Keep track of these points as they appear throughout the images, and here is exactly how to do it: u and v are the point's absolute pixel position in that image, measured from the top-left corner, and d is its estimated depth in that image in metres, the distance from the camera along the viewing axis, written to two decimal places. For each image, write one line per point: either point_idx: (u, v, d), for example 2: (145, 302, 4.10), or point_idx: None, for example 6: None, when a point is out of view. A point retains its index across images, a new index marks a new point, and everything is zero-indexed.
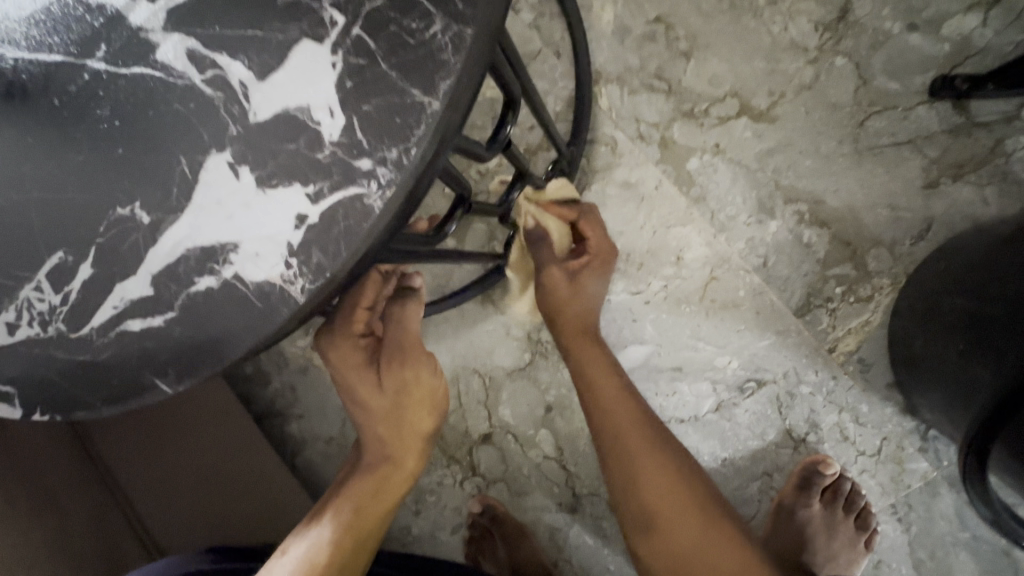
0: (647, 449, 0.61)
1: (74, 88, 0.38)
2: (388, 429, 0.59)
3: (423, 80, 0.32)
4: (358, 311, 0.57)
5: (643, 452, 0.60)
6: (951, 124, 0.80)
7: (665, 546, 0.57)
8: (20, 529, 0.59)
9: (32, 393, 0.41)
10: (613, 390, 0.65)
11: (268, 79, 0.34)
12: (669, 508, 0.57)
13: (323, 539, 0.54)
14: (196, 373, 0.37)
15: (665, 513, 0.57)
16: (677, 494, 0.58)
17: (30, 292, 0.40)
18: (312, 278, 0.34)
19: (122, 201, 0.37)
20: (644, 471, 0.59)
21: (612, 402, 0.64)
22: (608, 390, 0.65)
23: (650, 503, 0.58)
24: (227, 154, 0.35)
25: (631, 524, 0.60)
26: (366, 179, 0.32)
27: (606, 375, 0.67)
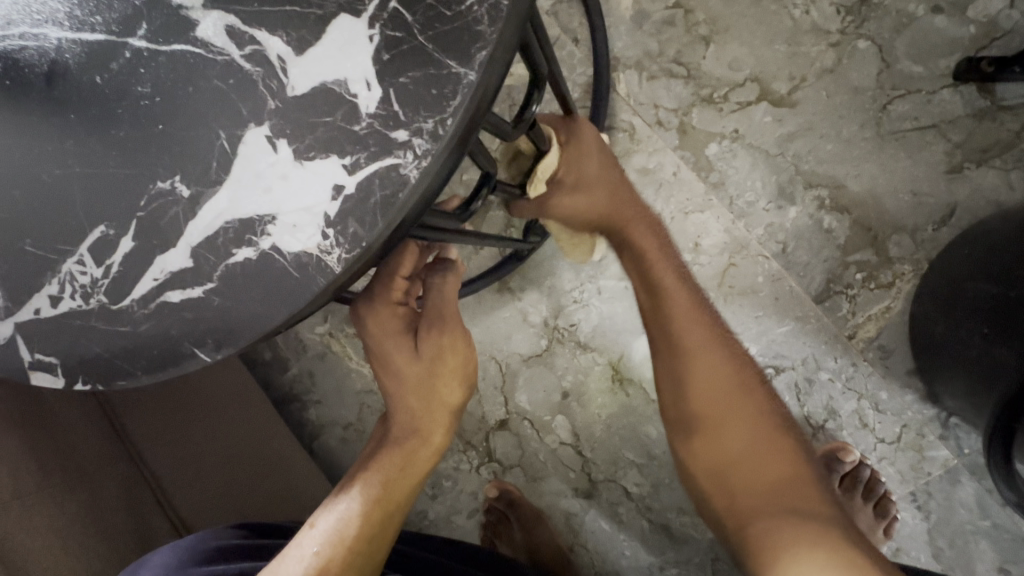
0: (710, 345, 0.52)
1: (116, 66, 0.39)
2: (419, 399, 0.59)
3: (459, 50, 0.32)
4: (397, 279, 0.58)
5: (703, 354, 0.51)
6: (977, 107, 0.79)
7: (710, 448, 0.50)
8: (56, 501, 0.61)
9: (74, 364, 0.42)
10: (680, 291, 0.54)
11: (306, 54, 0.35)
12: (731, 420, 0.50)
13: (351, 512, 0.55)
14: (234, 342, 0.38)
15: (717, 421, 0.50)
16: (731, 397, 0.50)
17: (73, 265, 0.42)
18: (348, 247, 0.34)
19: (162, 176, 0.39)
20: (704, 374, 0.51)
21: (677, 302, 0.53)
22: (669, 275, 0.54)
23: (702, 406, 0.50)
24: (265, 128, 0.36)
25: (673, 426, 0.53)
26: (402, 150, 0.33)
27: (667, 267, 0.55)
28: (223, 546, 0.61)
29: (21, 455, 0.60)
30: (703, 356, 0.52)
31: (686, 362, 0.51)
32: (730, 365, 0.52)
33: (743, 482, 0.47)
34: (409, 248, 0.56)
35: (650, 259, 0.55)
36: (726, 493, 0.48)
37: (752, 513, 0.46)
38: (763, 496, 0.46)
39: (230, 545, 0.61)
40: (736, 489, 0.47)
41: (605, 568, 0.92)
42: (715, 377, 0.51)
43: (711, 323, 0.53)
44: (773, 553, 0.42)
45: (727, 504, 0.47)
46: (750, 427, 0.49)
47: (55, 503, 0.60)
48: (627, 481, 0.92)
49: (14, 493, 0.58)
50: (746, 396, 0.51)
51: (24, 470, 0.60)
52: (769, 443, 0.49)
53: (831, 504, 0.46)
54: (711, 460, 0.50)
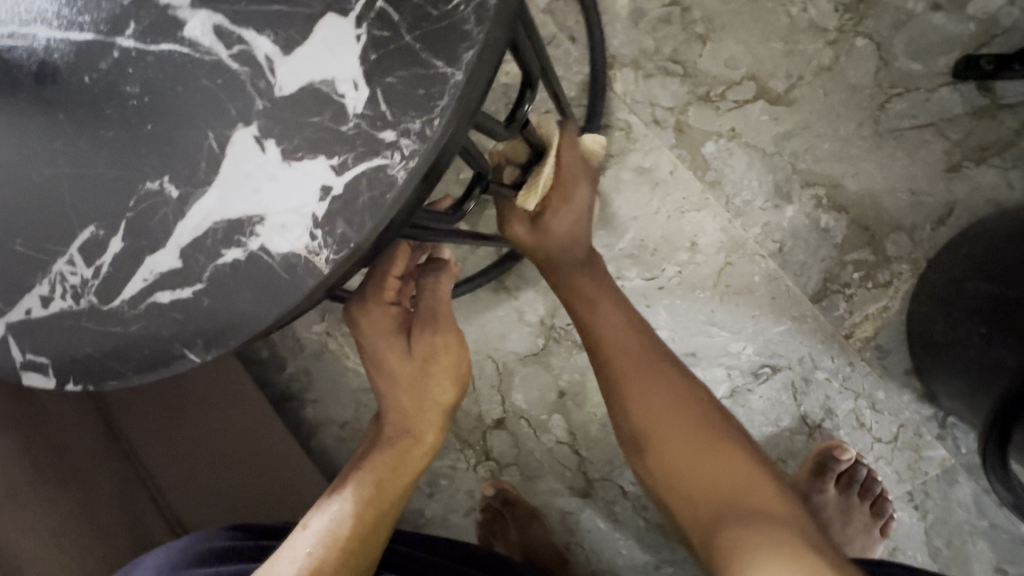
0: (648, 373, 0.58)
1: (104, 65, 0.39)
2: (412, 399, 0.59)
3: (446, 50, 0.32)
4: (389, 279, 0.59)
5: (642, 383, 0.58)
6: (975, 106, 0.78)
7: (663, 464, 0.55)
8: (51, 499, 0.61)
9: (65, 364, 0.42)
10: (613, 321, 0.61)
11: (293, 53, 0.35)
12: (665, 431, 0.56)
13: (344, 511, 0.54)
14: (223, 342, 0.38)
15: (660, 438, 0.55)
16: (677, 422, 0.56)
17: (63, 265, 0.42)
18: (336, 249, 0.34)
19: (151, 176, 0.38)
20: (653, 410, 0.57)
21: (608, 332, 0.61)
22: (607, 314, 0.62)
23: (644, 428, 0.57)
24: (253, 128, 0.36)
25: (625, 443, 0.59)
26: (389, 150, 0.33)
27: (605, 302, 0.63)
28: (215, 547, 0.61)
29: (15, 454, 0.60)
30: (641, 380, 0.58)
31: (627, 395, 0.58)
32: (672, 392, 0.57)
33: (700, 488, 0.52)
34: (399, 248, 0.56)
35: (590, 304, 0.63)
36: (691, 502, 0.52)
37: (712, 511, 0.50)
38: (722, 502, 0.50)
39: (222, 546, 0.61)
40: (694, 499, 0.52)
41: (601, 568, 0.92)
42: (653, 395, 0.57)
43: (644, 345, 0.60)
44: (738, 559, 0.45)
45: (683, 503, 0.53)
46: (699, 439, 0.54)
47: (48, 502, 0.61)
48: (623, 480, 0.92)
49: (8, 491, 0.58)
50: (688, 414, 0.56)
51: (17, 468, 0.60)
52: (721, 463, 0.53)
53: (788, 504, 0.50)
54: (670, 472, 0.54)
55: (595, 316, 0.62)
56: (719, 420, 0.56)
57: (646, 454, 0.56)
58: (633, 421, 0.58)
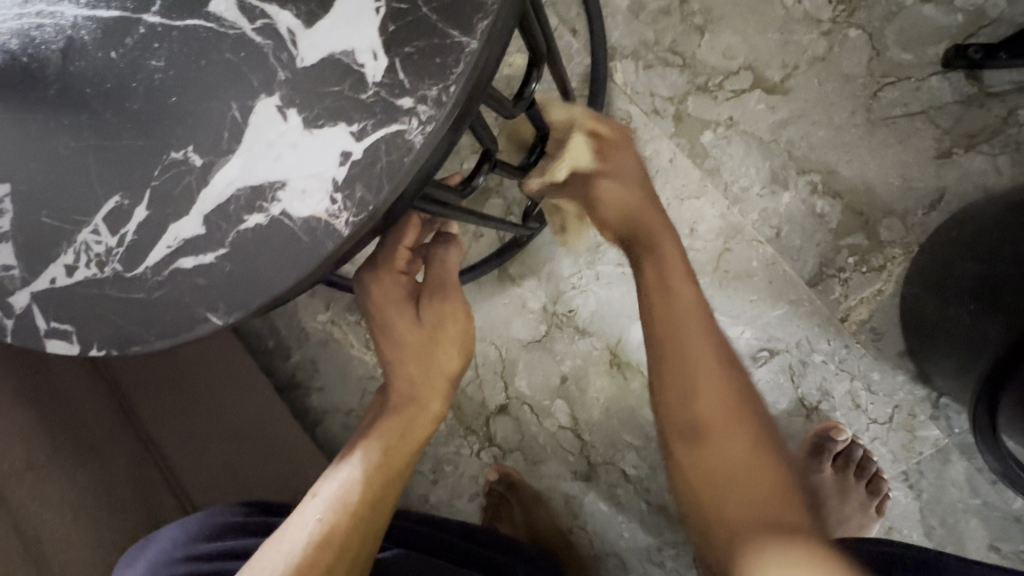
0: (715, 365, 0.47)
1: (130, 41, 0.41)
2: (419, 366, 0.61)
3: (461, 21, 0.34)
4: (401, 250, 0.62)
5: (711, 370, 0.47)
6: (965, 94, 0.81)
7: (710, 456, 0.45)
8: (68, 473, 0.62)
9: (90, 330, 0.44)
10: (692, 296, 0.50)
11: (315, 27, 0.36)
12: (724, 436, 0.45)
13: (353, 479, 0.56)
14: (246, 305, 0.39)
15: (714, 425, 0.46)
16: (727, 402, 0.46)
17: (88, 235, 0.43)
18: (356, 211, 0.36)
19: (175, 146, 0.40)
20: (711, 404, 0.46)
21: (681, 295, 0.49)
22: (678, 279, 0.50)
23: (700, 415, 0.46)
24: (276, 98, 0.37)
25: (671, 428, 0.47)
26: (407, 116, 0.35)
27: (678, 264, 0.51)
28: (227, 521, 0.62)
29: (33, 427, 0.62)
30: (696, 344, 0.48)
31: (692, 378, 0.47)
32: (733, 385, 0.47)
33: (730, 494, 0.44)
34: (411, 219, 0.60)
35: (664, 260, 0.51)
36: (711, 507, 0.44)
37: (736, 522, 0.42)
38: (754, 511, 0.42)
39: (234, 521, 0.63)
40: (724, 500, 0.44)
41: (603, 550, 0.93)
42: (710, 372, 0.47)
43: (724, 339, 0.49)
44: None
45: (716, 515, 0.44)
46: (746, 442, 0.45)
47: (66, 476, 0.62)
48: (625, 464, 0.94)
49: (27, 464, 0.60)
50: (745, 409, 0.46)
51: (36, 443, 0.61)
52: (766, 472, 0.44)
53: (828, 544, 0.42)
54: (713, 468, 0.45)
55: (673, 289, 0.49)
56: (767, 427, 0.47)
57: (703, 446, 0.45)
58: (688, 406, 0.47)
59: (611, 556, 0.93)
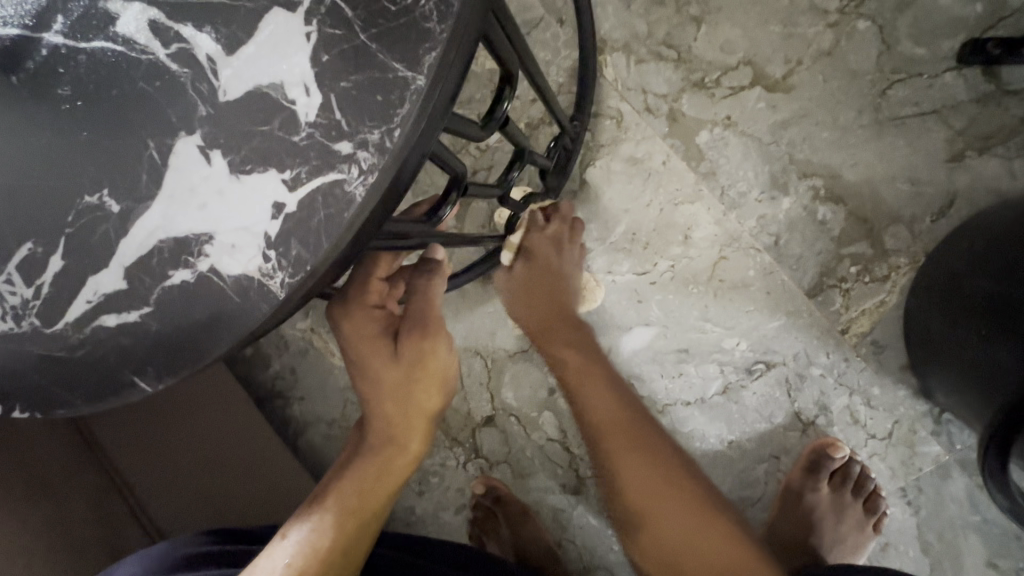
0: (621, 426, 0.61)
1: (32, 64, 0.35)
2: (396, 405, 0.57)
3: (406, 51, 0.28)
4: (374, 282, 0.56)
5: (631, 463, 0.59)
6: (980, 92, 0.75)
7: (650, 542, 0.57)
8: (20, 515, 0.59)
9: (10, 390, 0.39)
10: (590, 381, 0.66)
11: (237, 53, 0.31)
12: (651, 499, 0.57)
13: (325, 524, 0.52)
14: (177, 370, 0.35)
15: (647, 508, 0.57)
16: (669, 501, 0.57)
17: (1, 284, 0.38)
18: (292, 271, 0.31)
19: (89, 189, 0.35)
20: (625, 460, 0.60)
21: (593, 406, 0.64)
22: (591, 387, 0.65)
23: (632, 496, 0.58)
24: (197, 137, 0.32)
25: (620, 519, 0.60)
26: (346, 164, 0.30)
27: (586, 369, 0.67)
28: (190, 554, 0.59)
29: None
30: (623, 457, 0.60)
31: (611, 458, 0.60)
32: (626, 419, 0.62)
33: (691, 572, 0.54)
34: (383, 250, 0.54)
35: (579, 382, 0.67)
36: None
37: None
38: None
39: (197, 553, 0.59)
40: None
41: (594, 564, 0.91)
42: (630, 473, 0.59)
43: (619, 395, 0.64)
44: None
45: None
46: (687, 515, 0.56)
47: (17, 518, 0.58)
48: None
49: None
50: (669, 484, 0.58)
51: None
52: (674, 493, 0.58)
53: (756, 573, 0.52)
54: (655, 548, 0.57)
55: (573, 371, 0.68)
56: (665, 440, 0.62)
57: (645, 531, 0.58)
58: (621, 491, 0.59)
59: (601, 569, 0.91)
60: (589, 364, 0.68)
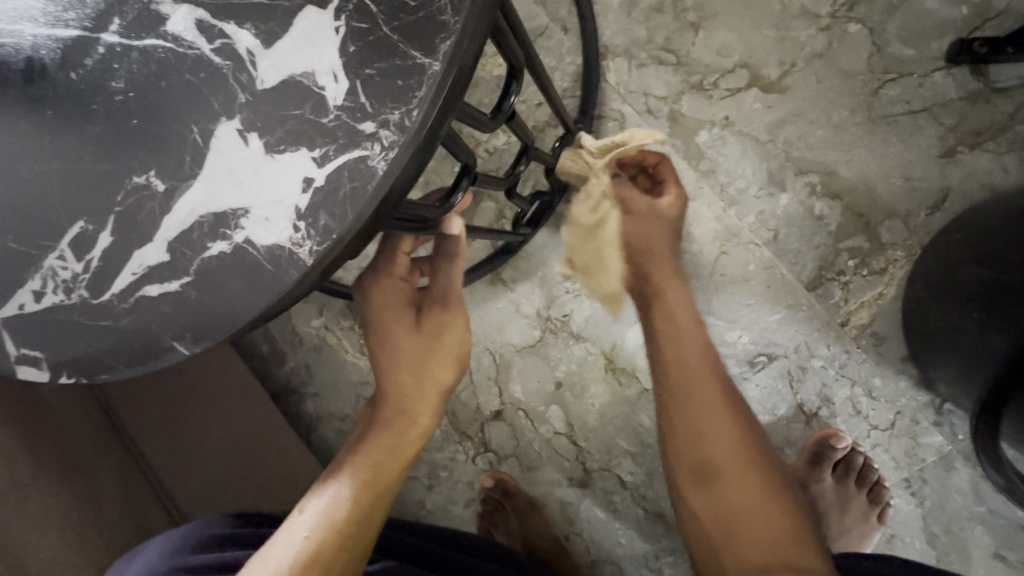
0: (713, 385, 0.64)
1: (90, 62, 0.39)
2: (412, 376, 0.60)
3: (424, 42, 0.32)
4: (402, 256, 0.61)
5: (724, 426, 0.62)
6: (970, 90, 0.78)
7: (722, 501, 0.59)
8: (53, 492, 0.61)
9: (60, 357, 0.42)
10: (696, 349, 0.65)
11: (273, 47, 0.35)
12: (723, 459, 0.60)
13: (341, 496, 0.54)
14: (213, 335, 0.38)
15: (726, 468, 0.60)
16: (734, 460, 0.60)
17: (55, 260, 0.42)
18: (320, 239, 0.34)
19: (138, 171, 0.39)
20: (718, 429, 0.61)
21: (692, 370, 0.64)
22: (693, 347, 0.66)
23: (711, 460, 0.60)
24: (237, 121, 0.36)
25: (686, 473, 0.62)
26: (370, 142, 0.33)
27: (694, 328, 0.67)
28: (213, 534, 0.61)
29: (16, 449, 0.60)
30: (703, 423, 0.62)
31: (690, 420, 0.62)
32: (717, 383, 0.64)
33: (745, 542, 0.56)
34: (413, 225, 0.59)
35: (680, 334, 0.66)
36: (729, 547, 0.57)
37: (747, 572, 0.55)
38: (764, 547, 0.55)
39: (221, 533, 0.62)
40: (740, 548, 0.56)
41: (601, 557, 0.92)
42: (718, 435, 0.61)
43: (712, 370, 0.65)
44: None
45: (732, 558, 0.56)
46: (749, 481, 0.59)
47: (50, 495, 0.61)
48: (621, 470, 0.92)
49: (12, 483, 0.58)
50: (742, 456, 0.60)
51: (20, 462, 0.60)
52: (740, 461, 0.60)
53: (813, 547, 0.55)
54: (715, 507, 0.59)
55: (677, 330, 0.66)
56: (741, 411, 0.64)
57: (716, 488, 0.60)
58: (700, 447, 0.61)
59: (609, 562, 0.92)
60: (691, 320, 0.67)
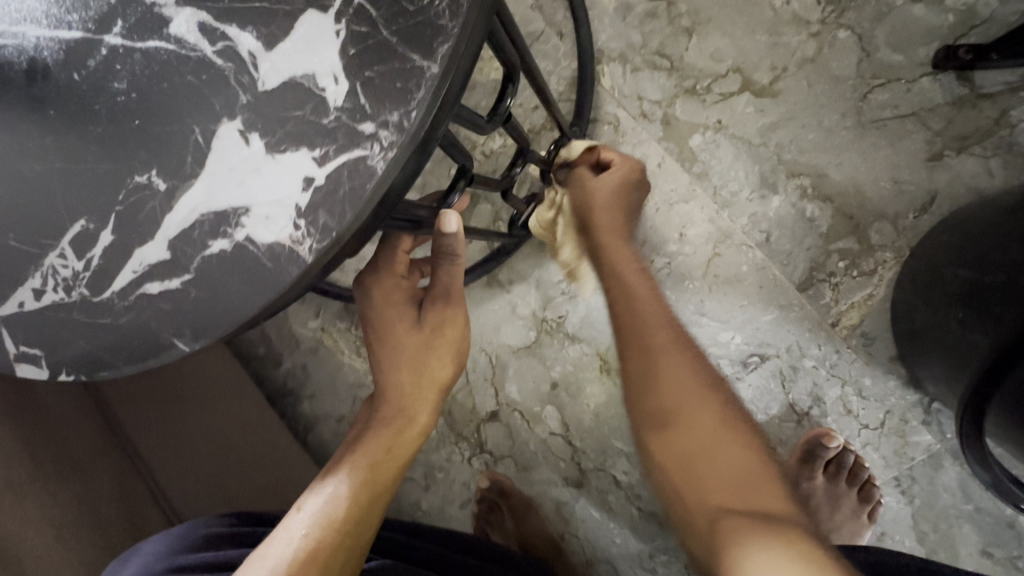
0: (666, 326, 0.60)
1: (93, 63, 0.40)
2: (411, 373, 0.61)
3: (423, 45, 0.33)
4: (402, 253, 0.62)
5: (677, 364, 0.57)
6: (956, 95, 0.79)
7: (679, 445, 0.53)
8: (49, 491, 0.61)
9: (60, 354, 0.43)
10: (644, 292, 0.63)
11: (275, 49, 0.36)
12: (678, 399, 0.55)
13: (340, 494, 0.55)
14: (212, 332, 0.39)
15: (682, 411, 0.55)
16: (695, 399, 0.55)
17: (56, 259, 0.42)
18: (319, 238, 0.35)
19: (139, 171, 0.39)
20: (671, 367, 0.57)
21: (646, 318, 0.61)
22: (641, 290, 0.64)
23: (665, 402, 0.55)
24: (238, 122, 0.37)
25: (644, 425, 0.57)
26: (369, 142, 0.34)
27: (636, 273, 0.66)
28: (211, 532, 0.62)
29: (12, 448, 0.61)
30: (654, 363, 0.58)
31: (644, 359, 0.58)
32: (669, 324, 0.61)
33: (711, 485, 0.50)
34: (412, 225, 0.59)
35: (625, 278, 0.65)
36: (694, 494, 0.51)
37: (718, 516, 0.48)
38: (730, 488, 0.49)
39: (219, 532, 0.63)
40: (705, 492, 0.50)
41: (596, 557, 0.93)
42: (673, 371, 0.57)
43: (663, 313, 0.62)
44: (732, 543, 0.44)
45: (700, 507, 0.49)
46: (714, 418, 0.54)
47: (46, 494, 0.61)
48: (616, 470, 0.93)
49: (7, 482, 0.59)
50: (702, 395, 0.55)
51: (16, 462, 0.60)
52: (700, 399, 0.55)
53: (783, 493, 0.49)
54: (677, 451, 0.53)
55: (625, 279, 0.65)
56: (698, 352, 0.60)
57: (672, 431, 0.54)
58: (656, 393, 0.56)
59: (603, 561, 0.93)
60: (633, 265, 0.66)
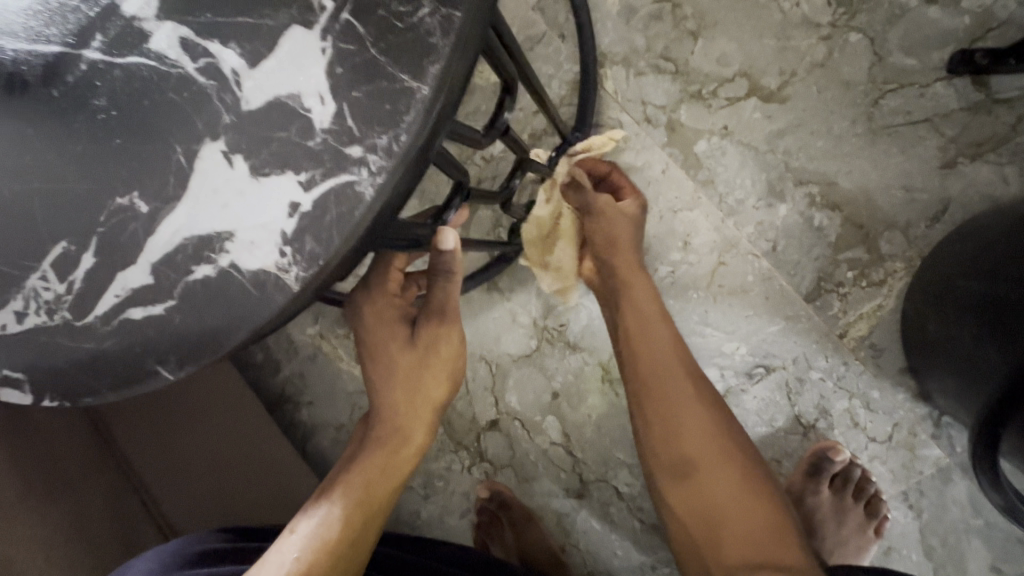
0: (685, 376, 0.64)
1: (72, 78, 0.38)
2: (406, 392, 0.59)
3: (413, 64, 0.31)
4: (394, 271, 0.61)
5: (699, 415, 0.61)
6: (971, 101, 0.77)
7: (698, 496, 0.58)
8: (40, 511, 0.60)
9: (42, 379, 0.41)
10: (665, 338, 0.66)
11: (259, 67, 0.34)
12: (697, 448, 0.59)
13: (333, 516, 0.53)
14: (197, 360, 0.37)
15: (705, 463, 0.59)
16: (714, 451, 0.59)
17: (36, 281, 0.41)
18: (306, 266, 0.34)
19: (121, 192, 0.38)
20: (691, 418, 0.61)
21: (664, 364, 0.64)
22: (660, 335, 0.66)
23: (689, 452, 0.59)
24: (221, 143, 0.35)
25: (664, 471, 0.61)
26: (357, 166, 0.32)
27: (659, 316, 0.68)
28: (206, 548, 0.61)
29: (1, 468, 0.59)
30: (676, 416, 0.61)
31: (663, 410, 0.62)
32: (690, 374, 0.64)
33: (730, 534, 0.55)
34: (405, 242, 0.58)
35: (647, 320, 0.68)
36: (714, 543, 0.56)
37: (735, 567, 0.53)
38: (747, 545, 0.53)
39: (214, 547, 0.61)
40: (724, 542, 0.55)
41: (597, 569, 0.92)
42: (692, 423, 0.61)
43: (684, 362, 0.65)
44: None
45: (716, 555, 0.55)
46: (733, 471, 0.58)
47: (37, 513, 0.60)
48: (618, 481, 0.92)
49: None
50: (721, 446, 0.60)
51: (6, 482, 0.59)
52: (723, 452, 0.59)
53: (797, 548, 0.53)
54: (697, 501, 0.58)
55: (646, 322, 0.67)
56: (719, 402, 0.63)
57: (693, 480, 0.59)
58: (675, 441, 0.60)
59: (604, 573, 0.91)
60: (653, 307, 0.69)
